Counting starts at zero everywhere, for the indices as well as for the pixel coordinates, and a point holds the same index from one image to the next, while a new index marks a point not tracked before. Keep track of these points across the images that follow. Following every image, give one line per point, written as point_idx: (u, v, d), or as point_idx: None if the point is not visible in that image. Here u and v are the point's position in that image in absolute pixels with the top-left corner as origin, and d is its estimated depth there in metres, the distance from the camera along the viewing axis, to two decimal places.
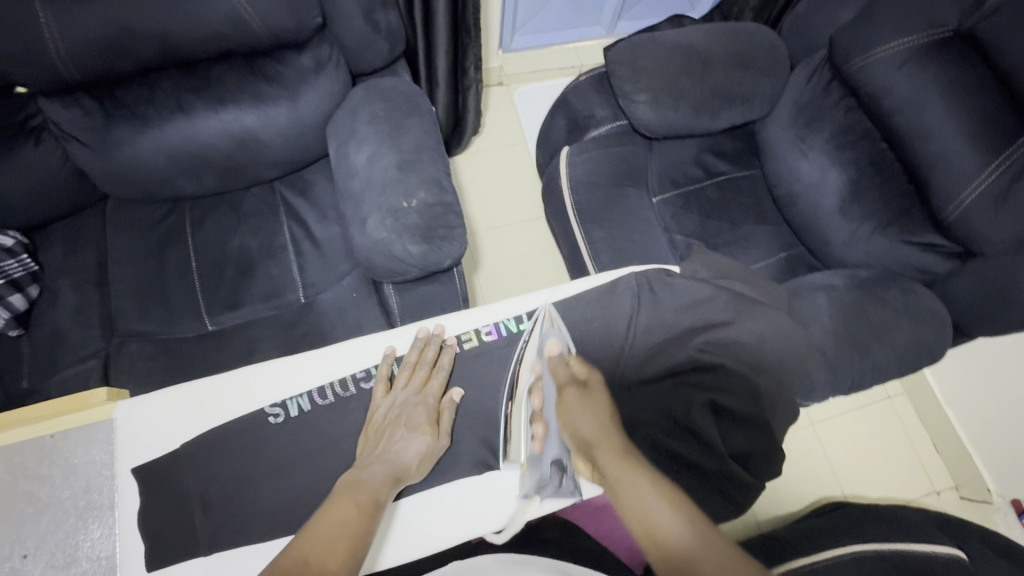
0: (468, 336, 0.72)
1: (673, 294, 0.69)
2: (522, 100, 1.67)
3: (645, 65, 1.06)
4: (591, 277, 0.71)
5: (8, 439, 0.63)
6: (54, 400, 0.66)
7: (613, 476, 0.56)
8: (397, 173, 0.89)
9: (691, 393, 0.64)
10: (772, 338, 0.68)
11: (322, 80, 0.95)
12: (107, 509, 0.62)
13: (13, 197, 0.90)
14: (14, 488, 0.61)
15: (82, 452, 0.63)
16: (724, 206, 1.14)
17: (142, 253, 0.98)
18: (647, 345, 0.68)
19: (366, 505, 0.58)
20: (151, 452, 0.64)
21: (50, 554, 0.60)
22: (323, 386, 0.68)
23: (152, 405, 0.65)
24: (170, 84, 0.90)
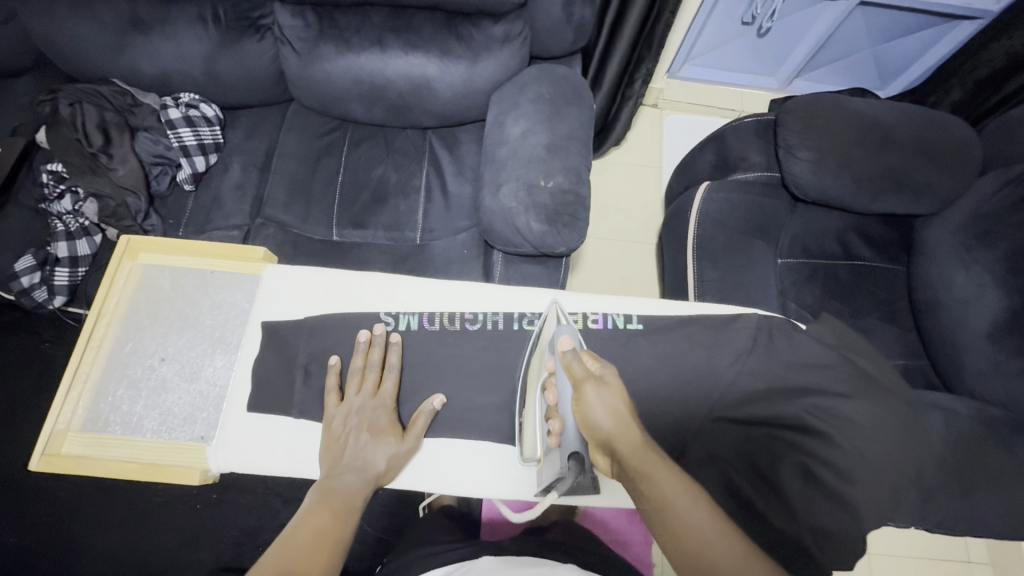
0: (576, 318, 0.67)
1: (792, 348, 0.66)
2: (670, 127, 1.66)
3: (819, 124, 1.01)
4: (713, 305, 0.69)
5: (182, 262, 0.75)
6: (223, 243, 0.77)
7: (640, 469, 0.53)
8: (544, 153, 0.93)
9: (778, 449, 0.63)
10: (885, 427, 0.63)
11: (505, 52, 1.01)
12: (232, 347, 0.73)
13: (225, 77, 1.04)
14: (171, 304, 0.74)
15: (230, 293, 0.74)
16: (853, 291, 1.06)
17: (303, 155, 1.10)
18: (747, 389, 0.64)
19: (337, 510, 0.58)
20: (277, 316, 0.71)
21: (181, 366, 0.72)
22: (434, 313, 0.72)
23: (289, 277, 0.73)
24: (379, 21, 1.00)
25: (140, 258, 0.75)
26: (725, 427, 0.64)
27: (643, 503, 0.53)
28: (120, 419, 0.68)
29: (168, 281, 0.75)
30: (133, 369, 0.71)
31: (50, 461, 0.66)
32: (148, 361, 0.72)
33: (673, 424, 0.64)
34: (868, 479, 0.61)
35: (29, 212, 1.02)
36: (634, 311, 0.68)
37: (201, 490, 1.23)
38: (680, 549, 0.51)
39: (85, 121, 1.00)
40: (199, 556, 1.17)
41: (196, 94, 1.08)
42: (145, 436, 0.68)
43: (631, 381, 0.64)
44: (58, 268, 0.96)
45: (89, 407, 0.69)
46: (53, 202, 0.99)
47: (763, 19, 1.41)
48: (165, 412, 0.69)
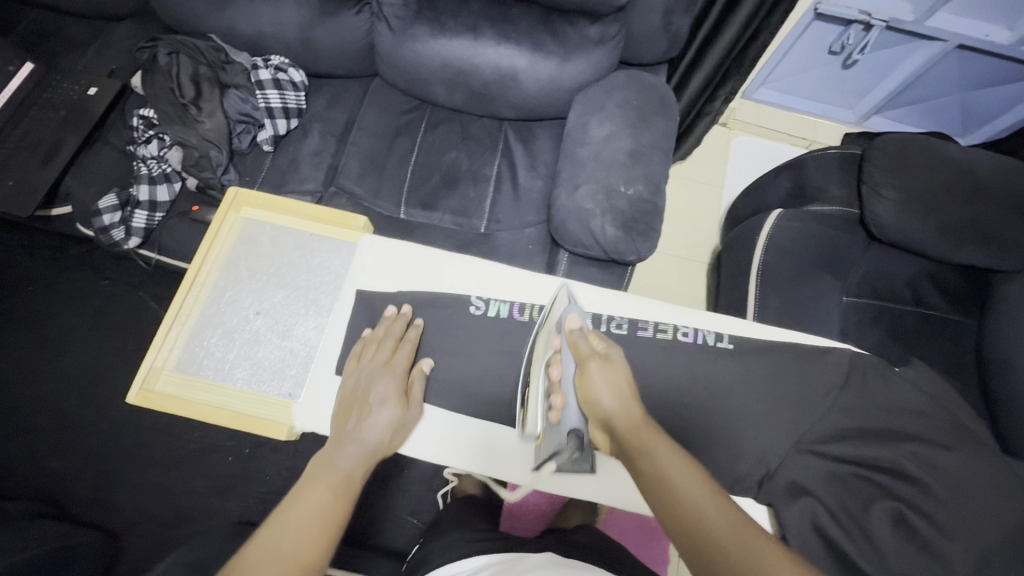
0: (665, 327, 0.65)
1: (884, 389, 0.65)
2: (737, 148, 1.63)
3: (908, 165, 0.99)
4: (804, 334, 0.67)
5: (285, 222, 0.77)
6: (326, 208, 0.80)
7: (641, 449, 0.53)
8: (627, 159, 0.92)
9: (872, 492, 0.61)
10: (982, 487, 0.62)
11: (597, 53, 1.00)
12: (325, 310, 0.74)
13: (318, 46, 1.05)
14: (269, 261, 0.75)
15: (327, 258, 0.76)
16: (916, 338, 1.04)
17: (380, 131, 1.11)
18: (836, 426, 0.63)
19: (339, 490, 0.57)
20: (373, 286, 0.73)
21: (275, 323, 0.73)
22: (525, 305, 0.72)
23: (388, 251, 0.74)
24: (476, 8, 1.00)
25: (243, 212, 0.78)
26: (812, 460, 0.61)
27: (646, 486, 0.52)
28: (213, 365, 0.70)
29: (269, 238, 0.77)
30: (229, 317, 0.72)
31: (146, 396, 0.68)
32: (242, 312, 0.73)
33: (754, 449, 0.61)
34: (970, 534, 0.60)
35: (116, 153, 1.05)
36: (726, 331, 0.66)
37: (235, 442, 1.24)
38: (686, 528, 0.48)
39: (179, 72, 1.02)
40: (227, 507, 1.20)
41: (286, 58, 1.09)
42: (235, 385, 0.69)
43: (719, 398, 0.63)
44: (139, 210, 0.99)
45: (184, 347, 0.71)
46: (141, 146, 1.02)
47: (853, 51, 1.37)
48: (256, 364, 0.70)
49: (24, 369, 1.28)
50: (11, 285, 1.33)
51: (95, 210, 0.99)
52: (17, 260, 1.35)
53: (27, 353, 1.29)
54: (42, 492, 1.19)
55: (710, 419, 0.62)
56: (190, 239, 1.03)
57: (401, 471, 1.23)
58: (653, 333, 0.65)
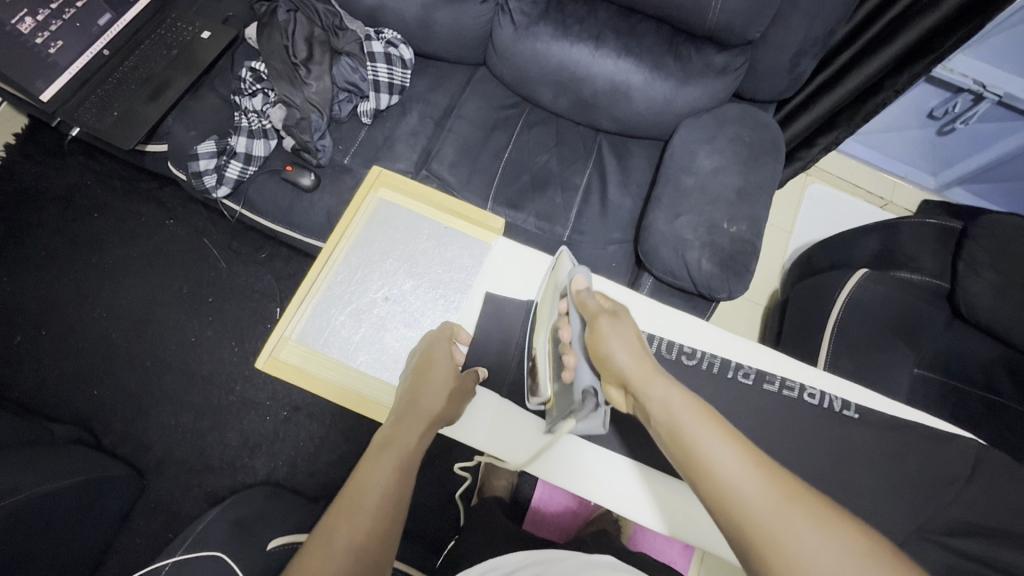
0: (791, 385, 0.65)
1: (1012, 489, 0.60)
2: (813, 195, 1.60)
3: (1016, 249, 0.96)
4: (923, 415, 0.67)
5: (419, 210, 0.78)
6: (460, 203, 0.81)
7: (643, 390, 0.53)
8: (734, 197, 0.91)
9: None
10: None
11: (717, 82, 0.99)
12: (452, 308, 0.73)
13: (435, 27, 1.04)
14: (401, 248, 0.76)
15: (457, 254, 0.76)
16: (986, 425, 1.01)
17: (478, 122, 1.10)
18: (962, 518, 0.60)
19: (401, 469, 0.56)
20: (501, 291, 0.72)
21: (404, 313, 0.72)
22: (653, 336, 0.68)
23: (516, 256, 0.73)
24: (604, 18, 1.00)
25: (380, 193, 0.79)
26: (932, 550, 0.59)
27: (659, 425, 0.52)
28: (339, 344, 0.70)
29: (403, 224, 0.77)
30: (359, 297, 0.72)
31: (273, 364, 0.69)
32: (371, 295, 0.73)
33: (868, 524, 0.60)
34: None
35: (221, 101, 1.05)
36: (853, 399, 0.65)
37: (274, 402, 1.22)
38: (690, 461, 0.48)
39: (296, 31, 1.03)
40: (255, 464, 1.18)
41: (399, 34, 1.09)
42: (357, 366, 0.69)
43: (841, 471, 0.62)
44: (234, 162, 0.99)
45: (309, 321, 0.71)
46: (245, 98, 1.03)
47: (956, 119, 1.35)
48: (381, 351, 0.70)
49: (78, 294, 1.28)
50: (79, 208, 1.34)
51: (193, 153, 1.00)
52: (89, 185, 1.36)
53: (85, 278, 1.29)
54: (81, 417, 1.20)
55: (828, 487, 0.62)
56: (278, 197, 1.03)
57: (435, 463, 1.22)
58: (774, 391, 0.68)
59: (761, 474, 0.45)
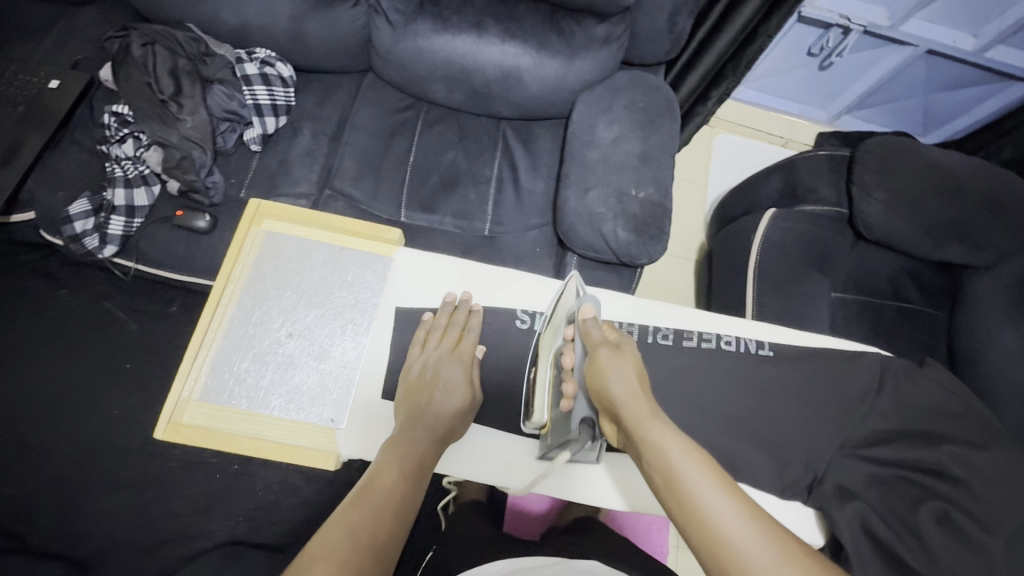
0: (707, 338, 0.68)
1: (911, 389, 0.67)
2: (719, 146, 1.67)
3: (895, 167, 1.05)
4: (835, 339, 0.70)
5: (311, 235, 0.75)
6: (353, 219, 0.77)
7: (636, 429, 0.54)
8: (637, 162, 0.93)
9: (917, 492, 0.63)
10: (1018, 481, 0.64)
11: (603, 52, 0.99)
12: (363, 329, 0.71)
13: (310, 40, 1.00)
14: (297, 277, 0.72)
15: (359, 271, 0.73)
16: (898, 331, 1.11)
17: (375, 131, 1.07)
18: (878, 428, 0.65)
19: (409, 472, 0.59)
20: (411, 303, 0.72)
21: (311, 344, 0.69)
22: None
23: (422, 262, 0.73)
24: (481, 5, 0.98)
25: (266, 226, 0.74)
26: (857, 464, 0.63)
27: (649, 468, 0.53)
28: (246, 393, 0.66)
29: (297, 254, 0.73)
30: (261, 340, 0.69)
31: (175, 430, 0.64)
32: (275, 334, 0.69)
33: (800, 453, 0.63)
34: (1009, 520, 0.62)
35: (87, 153, 0.97)
36: (766, 338, 0.68)
37: (221, 458, 1.16)
38: (682, 505, 0.50)
39: (156, 65, 0.95)
40: (213, 528, 1.11)
41: (272, 52, 1.03)
42: (271, 414, 0.66)
43: (763, 409, 0.65)
44: (115, 217, 0.92)
45: (211, 376, 0.67)
46: (114, 145, 0.95)
47: (831, 53, 1.43)
48: (294, 390, 0.67)
49: None
50: None
51: (66, 216, 0.91)
52: None
53: None
54: None
55: (755, 428, 0.64)
56: (173, 245, 0.96)
57: None
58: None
59: (757, 525, 0.48)
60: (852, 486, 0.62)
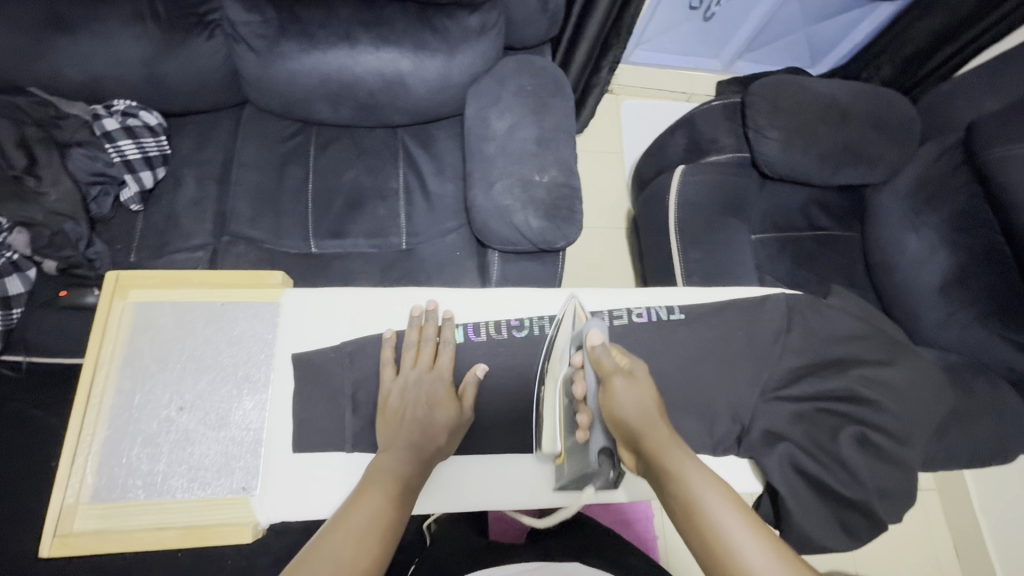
0: (619, 314, 0.68)
1: (819, 321, 0.70)
2: (628, 113, 1.68)
3: (784, 105, 1.08)
4: (741, 287, 0.72)
5: (186, 296, 0.69)
6: (231, 271, 0.72)
7: (656, 458, 0.54)
8: (535, 147, 0.92)
9: (835, 421, 0.65)
10: (920, 387, 0.68)
11: (482, 42, 0.97)
12: (262, 385, 0.67)
13: (172, 81, 0.93)
14: (179, 345, 0.67)
15: (248, 325, 0.69)
16: (817, 259, 1.17)
17: (265, 164, 1.01)
18: (792, 366, 0.68)
19: (396, 496, 0.57)
20: (309, 346, 0.68)
21: (205, 413, 0.65)
22: (479, 324, 0.73)
23: (315, 300, 0.70)
24: (346, 14, 0.93)
25: (131, 296, 0.69)
26: (776, 406, 0.65)
27: (669, 497, 0.52)
28: (142, 482, 0.62)
29: (173, 319, 0.68)
30: (147, 423, 0.64)
31: (66, 541, 0.60)
32: (164, 412, 0.65)
33: (724, 407, 0.65)
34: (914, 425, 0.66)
35: None
36: (675, 301, 0.70)
37: None
38: (704, 536, 0.49)
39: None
40: None
41: (133, 100, 0.95)
42: (175, 498, 0.62)
43: (682, 372, 0.66)
44: None
45: (99, 473, 0.62)
46: None
47: None
48: (195, 467, 0.63)
49: None
50: None
51: None
52: None
53: None
54: None
55: (678, 393, 0.65)
56: (67, 328, 0.89)
57: None
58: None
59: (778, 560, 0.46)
60: (779, 428, 0.64)
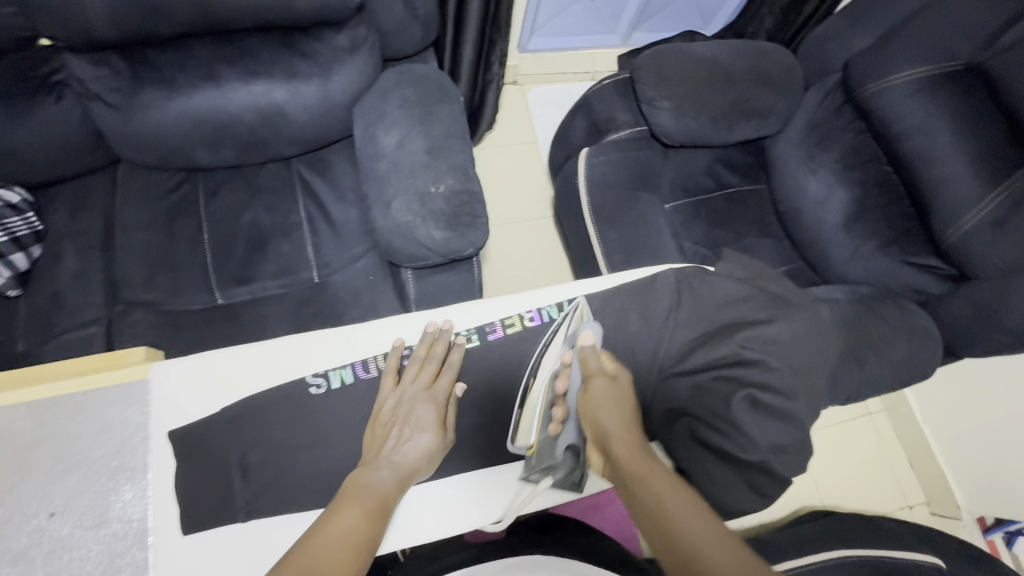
0: (510, 321, 0.74)
1: (705, 289, 0.74)
2: (535, 100, 1.69)
3: (670, 73, 1.09)
4: (631, 270, 0.77)
5: (42, 392, 0.64)
6: (91, 357, 0.68)
7: (624, 464, 0.61)
8: (426, 158, 0.90)
9: (728, 389, 0.68)
10: (810, 338, 0.70)
11: (355, 59, 0.93)
12: (141, 470, 0.64)
13: (27, 153, 0.87)
14: (42, 447, 0.63)
15: (117, 410, 0.65)
16: (731, 217, 1.20)
17: (151, 222, 0.96)
18: (687, 339, 0.73)
19: (373, 510, 0.60)
20: (184, 420, 0.65)
21: (80, 513, 0.61)
22: (367, 359, 0.70)
23: (187, 368, 0.67)
24: (204, 52, 0.88)
25: None
26: (677, 381, 0.71)
27: (634, 498, 0.59)
28: None
29: (30, 419, 0.63)
30: (14, 538, 0.60)
31: None
32: (32, 523, 0.61)
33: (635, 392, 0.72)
34: (806, 381, 0.69)
35: None
36: (564, 297, 0.76)
37: None
38: (662, 526, 0.55)
39: None
40: None
41: None
42: None
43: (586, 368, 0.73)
44: None
45: None
46: None
47: None
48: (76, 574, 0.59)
49: None
50: None
51: None
52: None
53: None
54: None
55: None
56: None
57: None
58: (503, 330, 0.74)
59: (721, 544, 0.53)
60: (681, 403, 0.71)
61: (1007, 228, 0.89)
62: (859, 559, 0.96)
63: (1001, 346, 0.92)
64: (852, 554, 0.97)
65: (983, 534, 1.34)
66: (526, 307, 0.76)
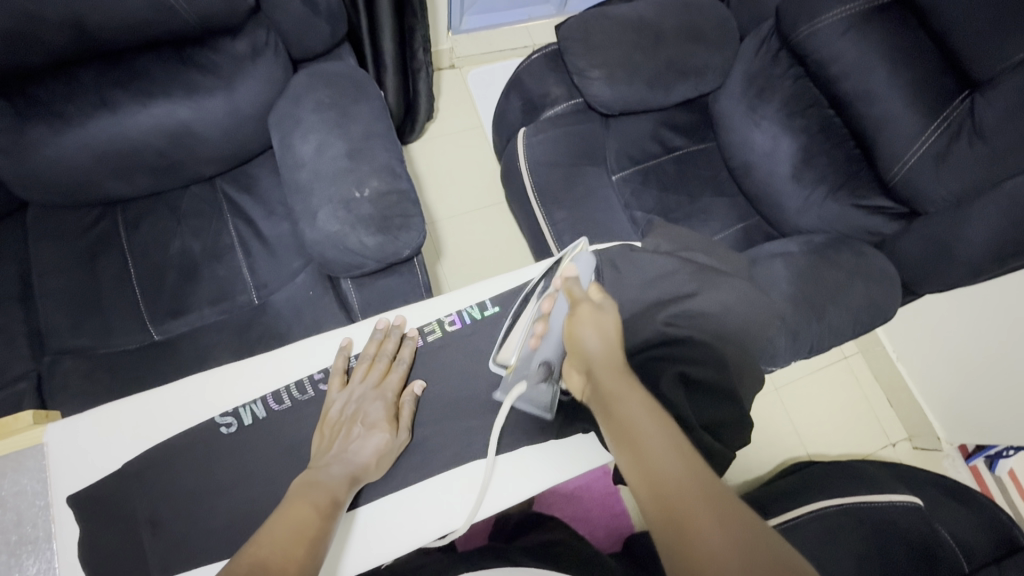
0: (430, 328, 0.72)
1: (633, 270, 0.76)
2: (475, 83, 1.63)
3: (597, 40, 1.05)
4: (555, 259, 0.78)
5: None
6: None
7: (604, 386, 0.58)
8: (348, 162, 0.85)
9: (659, 366, 0.70)
10: (735, 306, 0.75)
11: (260, 66, 0.88)
12: (44, 541, 0.61)
13: None
14: None
15: (10, 482, 0.62)
16: (681, 180, 1.16)
17: (70, 264, 0.91)
18: None
19: (326, 503, 0.58)
20: (84, 480, 0.62)
21: None
22: (278, 391, 0.68)
23: (82, 428, 0.64)
24: (92, 78, 0.82)
25: None
26: None
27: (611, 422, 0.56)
28: None
29: None
30: None
31: None
32: None
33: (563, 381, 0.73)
34: (734, 356, 0.73)
35: None
36: (486, 295, 0.74)
37: None
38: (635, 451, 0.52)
39: None
40: None
41: None
42: None
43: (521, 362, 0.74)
44: None
45: None
46: None
47: None
48: None
49: None
50: None
51: None
52: None
53: None
54: None
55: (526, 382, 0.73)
56: None
57: None
58: (424, 339, 0.72)
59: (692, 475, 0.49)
60: None
61: (950, 160, 0.87)
62: (842, 507, 0.96)
63: (958, 280, 0.91)
64: (835, 501, 0.97)
65: (966, 460, 1.39)
66: (448, 310, 0.73)
